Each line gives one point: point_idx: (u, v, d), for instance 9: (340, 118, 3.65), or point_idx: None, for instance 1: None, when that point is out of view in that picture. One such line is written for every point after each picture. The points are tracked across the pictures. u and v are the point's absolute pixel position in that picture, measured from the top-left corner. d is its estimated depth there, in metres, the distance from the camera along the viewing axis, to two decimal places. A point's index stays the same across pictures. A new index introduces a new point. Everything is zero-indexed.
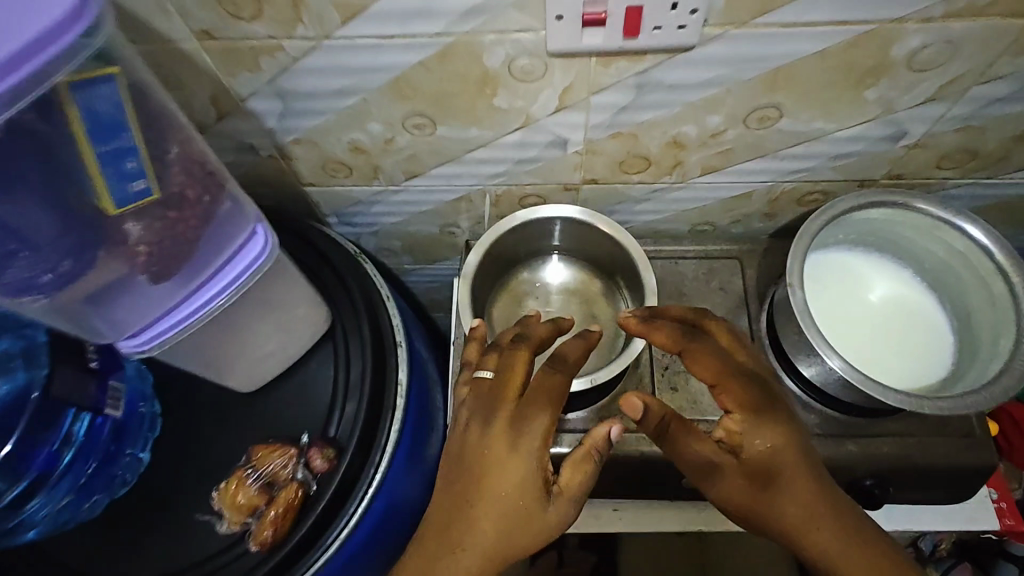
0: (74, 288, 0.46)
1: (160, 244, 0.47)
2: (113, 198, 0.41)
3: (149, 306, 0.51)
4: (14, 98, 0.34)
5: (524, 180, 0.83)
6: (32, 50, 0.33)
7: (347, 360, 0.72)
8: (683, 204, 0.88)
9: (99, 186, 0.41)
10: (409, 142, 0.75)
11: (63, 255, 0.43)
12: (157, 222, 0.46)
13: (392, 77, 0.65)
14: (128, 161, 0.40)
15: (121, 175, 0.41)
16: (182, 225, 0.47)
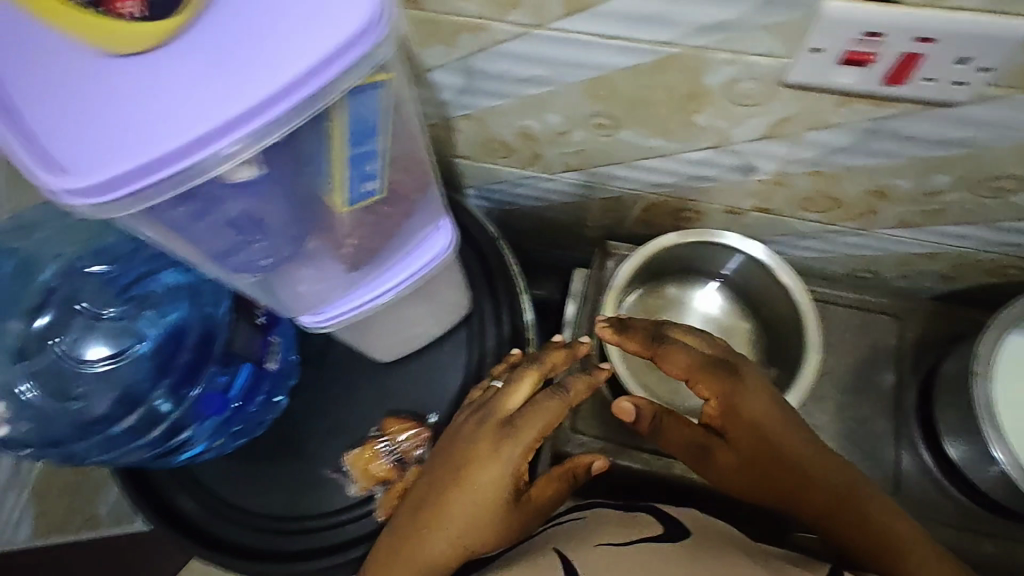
0: (280, 269, 0.44)
1: (364, 234, 0.45)
2: (346, 199, 0.38)
3: (342, 285, 0.51)
4: (299, 113, 0.30)
5: (689, 195, 0.77)
6: (324, 66, 0.29)
7: (481, 353, 0.71)
8: (852, 249, 0.80)
9: (338, 184, 0.37)
10: (583, 138, 0.71)
11: (290, 242, 0.40)
12: (369, 216, 0.43)
13: (594, 76, 0.60)
14: (369, 164, 0.37)
15: (360, 176, 0.38)
16: (389, 219, 0.46)
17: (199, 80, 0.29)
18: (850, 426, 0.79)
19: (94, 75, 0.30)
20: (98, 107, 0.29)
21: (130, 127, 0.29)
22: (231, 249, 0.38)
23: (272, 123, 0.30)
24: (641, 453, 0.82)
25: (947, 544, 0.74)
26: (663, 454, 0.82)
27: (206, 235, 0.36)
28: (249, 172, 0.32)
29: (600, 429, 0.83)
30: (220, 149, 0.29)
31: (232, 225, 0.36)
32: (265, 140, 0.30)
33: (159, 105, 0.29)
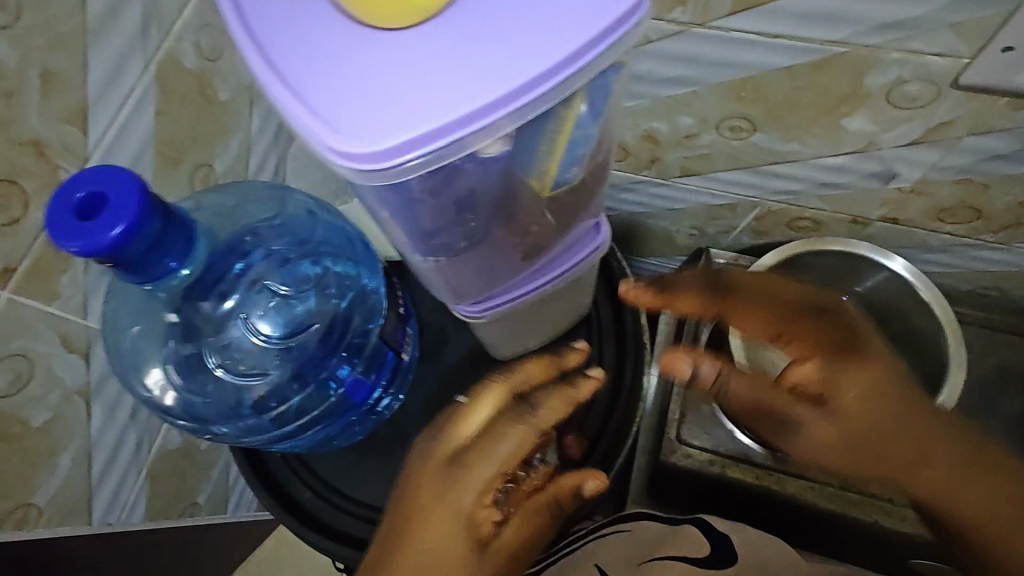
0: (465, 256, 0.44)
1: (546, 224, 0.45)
2: (554, 183, 0.38)
3: (504, 275, 0.51)
4: (561, 90, 0.31)
5: (812, 204, 0.75)
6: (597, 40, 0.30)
7: (601, 355, 0.69)
8: (982, 264, 0.76)
9: (553, 169, 0.37)
10: (711, 142, 0.70)
11: (489, 227, 0.41)
12: (556, 206, 0.43)
13: (743, 77, 0.59)
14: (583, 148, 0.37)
15: (570, 161, 0.38)
16: (569, 212, 0.45)
17: (466, 51, 0.30)
18: None
19: (361, 39, 0.30)
20: (367, 70, 0.30)
21: (397, 92, 0.29)
22: (442, 228, 0.38)
23: (542, 98, 0.30)
24: (751, 468, 0.81)
25: None
26: (775, 471, 0.79)
27: (433, 212, 0.36)
28: (498, 148, 0.33)
29: (709, 441, 0.81)
30: (490, 122, 0.30)
31: (458, 204, 0.36)
32: (527, 116, 0.31)
33: (427, 74, 0.30)
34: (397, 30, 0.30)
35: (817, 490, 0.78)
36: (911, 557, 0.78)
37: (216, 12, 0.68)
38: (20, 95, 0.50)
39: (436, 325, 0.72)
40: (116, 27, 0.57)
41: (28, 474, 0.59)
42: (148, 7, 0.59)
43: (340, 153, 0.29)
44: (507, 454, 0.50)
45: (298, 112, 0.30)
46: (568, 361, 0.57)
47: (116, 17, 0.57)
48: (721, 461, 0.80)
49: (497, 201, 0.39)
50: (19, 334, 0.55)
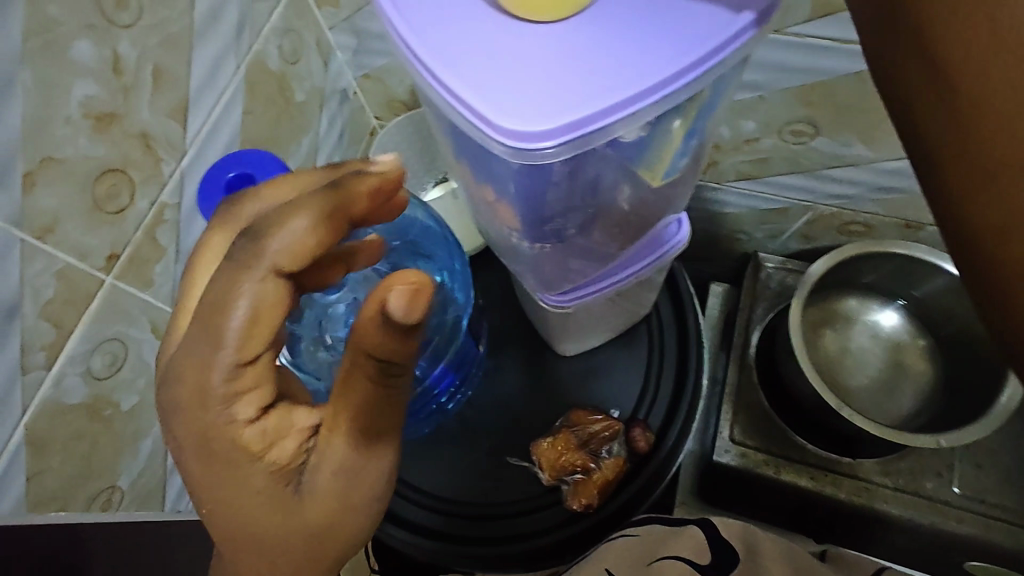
0: (568, 244, 0.48)
1: (644, 214, 0.49)
2: (667, 173, 0.42)
3: (589, 268, 0.54)
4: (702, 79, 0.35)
5: (865, 208, 0.78)
6: (739, 34, 0.34)
7: (664, 350, 0.70)
8: None
9: (669, 158, 0.42)
10: (771, 146, 0.72)
11: (597, 215, 0.45)
12: (659, 196, 0.47)
13: (812, 82, 0.62)
14: (695, 138, 0.42)
15: (682, 152, 0.43)
16: (665, 205, 0.49)
17: (617, 48, 0.34)
18: None
19: (517, 33, 0.34)
20: (527, 63, 0.34)
21: (554, 84, 0.33)
22: (560, 213, 0.42)
23: (688, 86, 0.34)
24: (806, 469, 0.78)
25: None
26: (830, 472, 0.78)
27: (557, 195, 0.40)
28: (636, 134, 0.37)
29: (761, 440, 0.81)
30: (638, 108, 0.34)
31: (581, 186, 0.40)
32: (669, 104, 0.35)
33: (580, 68, 0.33)
34: (555, 23, 0.34)
35: (873, 492, 0.77)
36: (968, 558, 0.78)
37: (299, 17, 0.71)
38: (137, 88, 0.53)
39: (500, 321, 0.74)
40: (218, 28, 0.60)
41: (113, 456, 0.60)
42: (245, 9, 0.62)
43: (505, 138, 0.33)
44: (242, 329, 0.34)
45: (470, 97, 0.33)
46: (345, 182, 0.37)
47: (219, 19, 0.60)
48: (775, 461, 0.79)
49: (614, 188, 0.42)
50: (118, 318, 0.56)
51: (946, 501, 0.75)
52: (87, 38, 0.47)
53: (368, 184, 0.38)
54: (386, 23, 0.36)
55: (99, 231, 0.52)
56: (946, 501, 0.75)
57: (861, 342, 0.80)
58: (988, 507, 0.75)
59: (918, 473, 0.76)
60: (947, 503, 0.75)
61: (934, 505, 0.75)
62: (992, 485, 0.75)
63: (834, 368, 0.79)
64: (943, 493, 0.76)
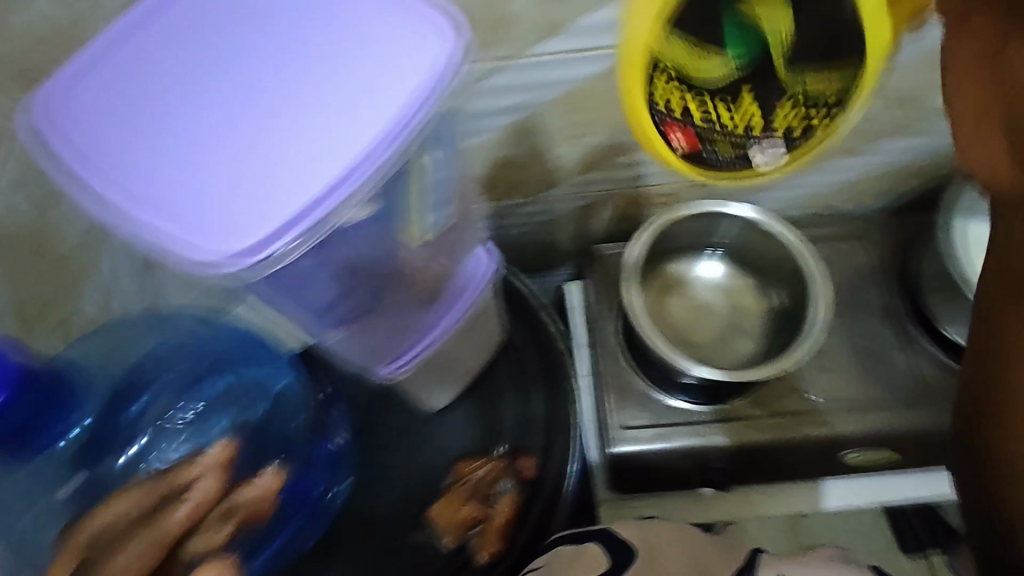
0: (364, 319, 0.49)
1: (434, 264, 0.50)
2: (426, 226, 0.45)
3: (411, 325, 0.53)
4: (394, 148, 0.39)
5: (660, 179, 0.85)
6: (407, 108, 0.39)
7: (526, 370, 0.72)
8: (805, 187, 0.89)
9: (422, 212, 0.44)
10: (560, 152, 0.77)
11: (375, 285, 0.46)
12: (439, 243, 0.49)
13: (566, 89, 0.66)
14: (444, 187, 0.45)
15: (437, 201, 0.45)
16: (452, 245, 0.51)
17: (301, 148, 0.38)
18: (860, 342, 0.86)
19: (213, 154, 0.38)
20: (224, 181, 0.38)
21: (245, 192, 0.37)
22: (332, 297, 0.45)
23: (374, 166, 0.38)
24: (693, 428, 0.83)
25: None
26: (711, 422, 0.83)
27: (317, 283, 0.43)
28: (361, 214, 0.40)
29: (649, 416, 0.84)
30: (337, 198, 0.38)
31: (337, 271, 0.43)
32: (370, 184, 0.39)
33: (273, 178, 0.38)
34: (246, 139, 0.38)
35: (751, 425, 0.83)
36: (848, 450, 0.84)
37: None
38: None
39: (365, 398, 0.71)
40: None
41: None
42: None
43: (199, 250, 0.37)
44: None
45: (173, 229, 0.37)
46: (184, 477, 0.54)
47: None
48: (664, 431, 0.83)
49: (380, 258, 0.45)
50: None
51: (810, 410, 0.83)
52: None
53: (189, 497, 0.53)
54: (78, 172, 0.39)
55: None
56: (809, 410, 0.83)
57: (699, 298, 0.86)
58: (843, 403, 0.84)
59: (780, 394, 0.84)
60: (810, 411, 0.83)
61: (801, 417, 0.83)
62: (840, 384, 0.84)
63: (685, 329, 0.84)
64: (805, 404, 0.84)
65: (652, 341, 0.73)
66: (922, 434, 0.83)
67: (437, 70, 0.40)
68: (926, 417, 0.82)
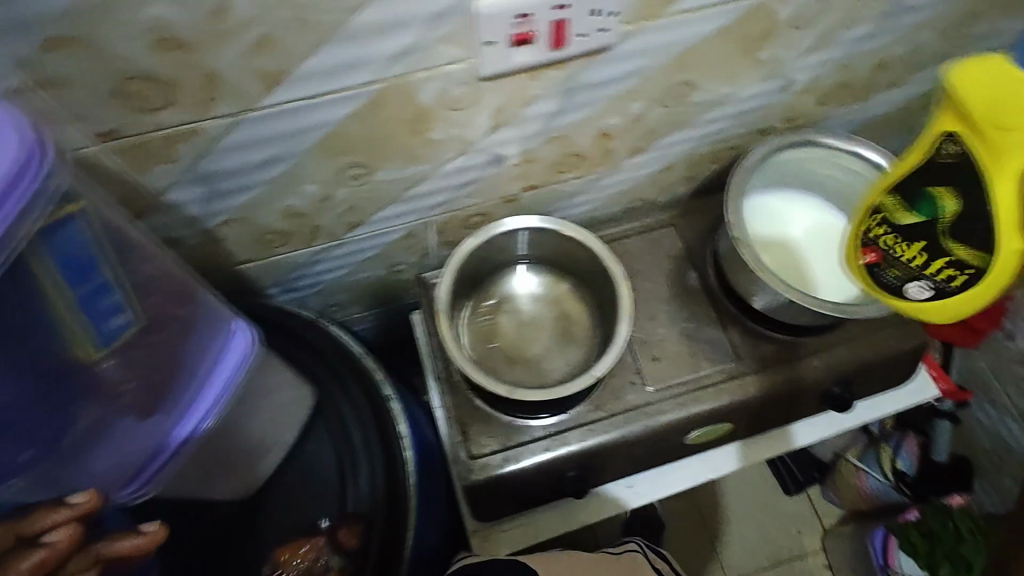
0: (70, 457, 0.50)
1: (137, 377, 0.51)
2: (94, 342, 0.45)
3: (160, 421, 0.55)
4: None
5: (466, 203, 0.83)
6: None
7: (345, 431, 0.70)
8: (613, 188, 0.92)
9: (82, 333, 0.44)
10: (347, 195, 0.73)
11: (52, 420, 0.47)
12: (133, 357, 0.49)
13: (324, 135, 0.62)
14: (105, 297, 0.44)
15: (100, 313, 0.45)
16: (158, 351, 0.51)
17: None
18: (687, 326, 0.90)
19: None
20: None
21: None
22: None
23: None
24: (539, 443, 0.83)
25: (790, 378, 0.88)
26: (555, 434, 0.84)
27: None
28: None
29: (494, 441, 0.83)
30: None
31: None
32: None
33: None
34: None
35: (594, 429, 0.84)
36: (687, 434, 0.87)
37: None
38: None
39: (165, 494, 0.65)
40: None
41: None
42: None
43: None
44: None
45: None
46: (35, 525, 0.47)
47: None
48: (514, 451, 0.82)
49: (39, 392, 0.45)
50: None
51: (647, 402, 0.86)
52: None
53: (48, 549, 0.46)
54: None
55: None
56: (646, 403, 0.85)
57: (526, 313, 0.87)
58: (678, 389, 0.86)
59: (618, 392, 0.86)
60: (648, 403, 0.85)
61: (639, 412, 0.85)
62: (671, 371, 0.88)
63: (515, 347, 0.85)
64: (643, 397, 0.86)
65: (470, 375, 0.71)
66: (752, 402, 0.87)
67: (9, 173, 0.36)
68: (752, 388, 0.87)
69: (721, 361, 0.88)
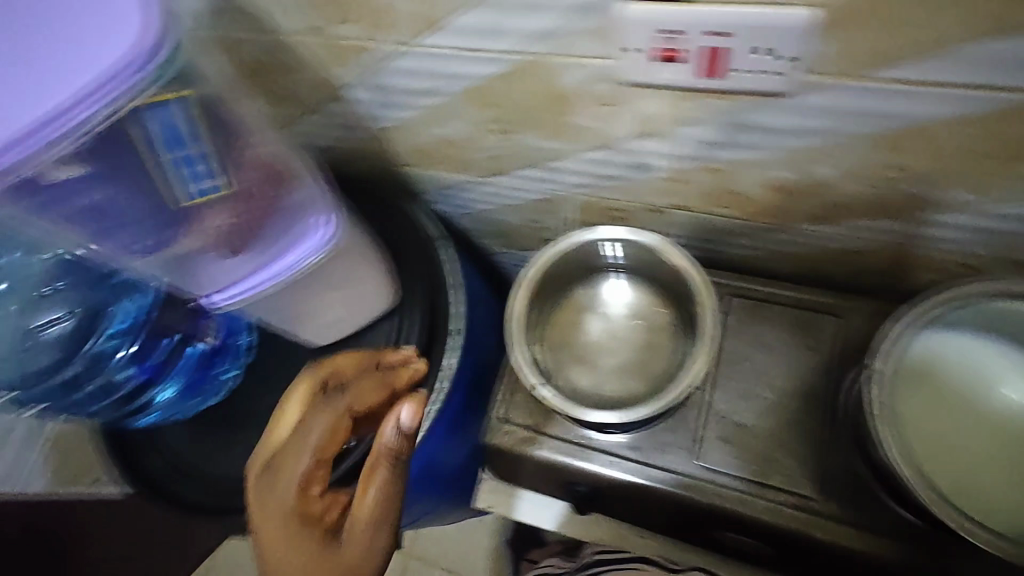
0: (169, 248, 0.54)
1: (235, 223, 0.54)
2: (189, 195, 0.49)
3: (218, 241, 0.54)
4: (78, 132, 0.42)
5: (607, 195, 0.80)
6: (89, 92, 0.41)
7: (403, 337, 0.79)
8: (782, 245, 0.79)
9: (171, 182, 0.49)
10: (492, 143, 0.76)
11: (150, 235, 0.51)
12: (228, 210, 0.52)
13: (471, 85, 0.65)
14: (196, 164, 0.48)
15: (191, 175, 0.49)
16: (247, 212, 0.54)
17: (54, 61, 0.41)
18: (782, 430, 0.77)
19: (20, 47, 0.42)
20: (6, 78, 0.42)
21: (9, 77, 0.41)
22: (108, 231, 0.51)
23: (63, 133, 0.42)
24: (564, 445, 0.81)
25: (875, 547, 0.71)
26: (584, 447, 0.80)
27: (72, 215, 0.49)
28: (78, 169, 0.46)
29: (529, 418, 0.83)
30: (53, 141, 0.42)
31: (90, 210, 0.49)
32: (73, 138, 0.43)
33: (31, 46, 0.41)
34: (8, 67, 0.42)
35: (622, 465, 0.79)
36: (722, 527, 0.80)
37: None
38: None
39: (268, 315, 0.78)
40: None
41: None
42: None
43: None
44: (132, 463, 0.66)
45: None
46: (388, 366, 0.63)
47: None
48: (537, 438, 0.82)
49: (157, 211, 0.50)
50: None
51: (691, 474, 0.77)
52: None
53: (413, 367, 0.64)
54: None
55: None
56: (690, 474, 0.77)
57: (617, 322, 0.83)
58: (730, 481, 0.76)
59: (665, 448, 0.78)
60: (691, 476, 0.77)
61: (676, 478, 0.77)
62: (735, 460, 0.77)
63: (589, 347, 0.82)
64: (688, 468, 0.77)
65: (515, 345, 0.73)
66: (813, 543, 0.74)
67: (106, 68, 0.40)
68: (818, 529, 0.73)
69: (797, 485, 0.75)
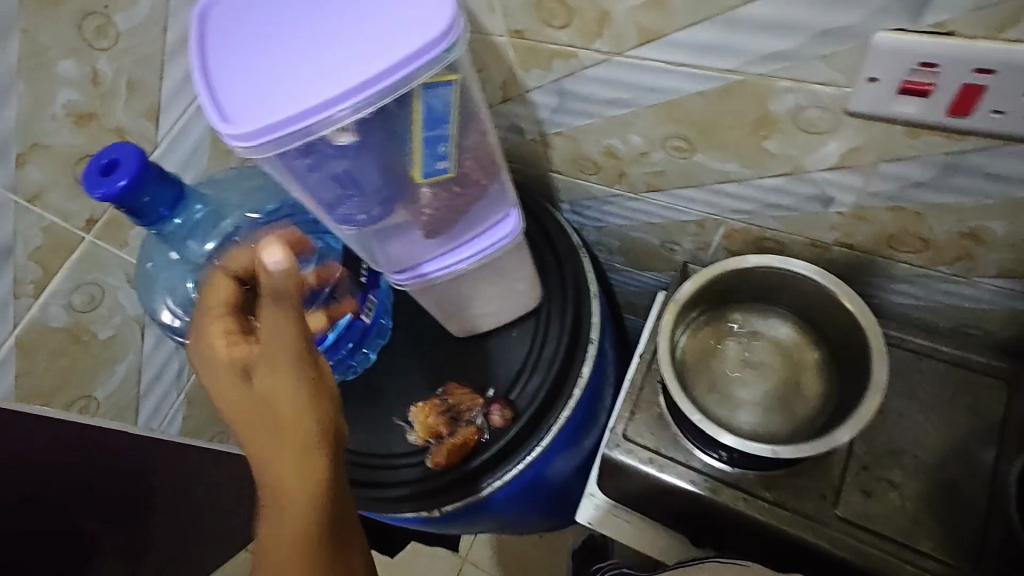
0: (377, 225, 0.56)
1: (440, 208, 0.56)
2: (424, 171, 0.50)
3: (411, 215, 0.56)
4: (377, 97, 0.43)
5: (768, 225, 0.78)
6: (403, 63, 0.42)
7: (543, 340, 0.79)
8: (953, 298, 0.75)
9: (418, 159, 0.49)
10: (662, 159, 0.76)
11: (378, 204, 0.52)
12: (444, 192, 0.55)
13: (668, 99, 0.66)
14: (441, 145, 0.49)
15: (434, 155, 0.50)
16: (460, 196, 0.56)
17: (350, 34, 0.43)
18: (932, 491, 0.73)
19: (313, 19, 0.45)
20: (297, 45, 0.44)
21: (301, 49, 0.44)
22: (339, 199, 0.51)
23: (366, 99, 0.42)
24: (689, 472, 0.79)
25: None
26: (711, 478, 0.78)
27: (319, 184, 0.49)
28: (348, 138, 0.46)
29: (653, 440, 0.81)
30: (347, 107, 0.43)
31: (337, 179, 0.49)
32: (362, 110, 0.43)
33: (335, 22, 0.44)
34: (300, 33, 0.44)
35: (750, 503, 0.76)
36: None
37: None
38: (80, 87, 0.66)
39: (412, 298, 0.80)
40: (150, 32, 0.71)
41: (88, 374, 0.79)
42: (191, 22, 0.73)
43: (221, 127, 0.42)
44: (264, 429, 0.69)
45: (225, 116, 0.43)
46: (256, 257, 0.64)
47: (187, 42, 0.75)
48: (660, 461, 0.80)
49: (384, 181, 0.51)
50: (96, 267, 0.75)
51: (826, 524, 0.74)
52: (70, 59, 0.64)
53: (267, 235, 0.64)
54: (214, 118, 0.43)
55: (78, 200, 0.70)
56: (824, 523, 0.74)
57: (759, 354, 0.80)
58: (869, 538, 0.72)
59: (800, 492, 0.75)
60: (826, 526, 0.73)
61: (809, 525, 0.74)
62: (877, 515, 0.73)
63: (728, 377, 0.79)
64: (823, 516, 0.74)
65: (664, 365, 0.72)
66: None
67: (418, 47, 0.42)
68: None
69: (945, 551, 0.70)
